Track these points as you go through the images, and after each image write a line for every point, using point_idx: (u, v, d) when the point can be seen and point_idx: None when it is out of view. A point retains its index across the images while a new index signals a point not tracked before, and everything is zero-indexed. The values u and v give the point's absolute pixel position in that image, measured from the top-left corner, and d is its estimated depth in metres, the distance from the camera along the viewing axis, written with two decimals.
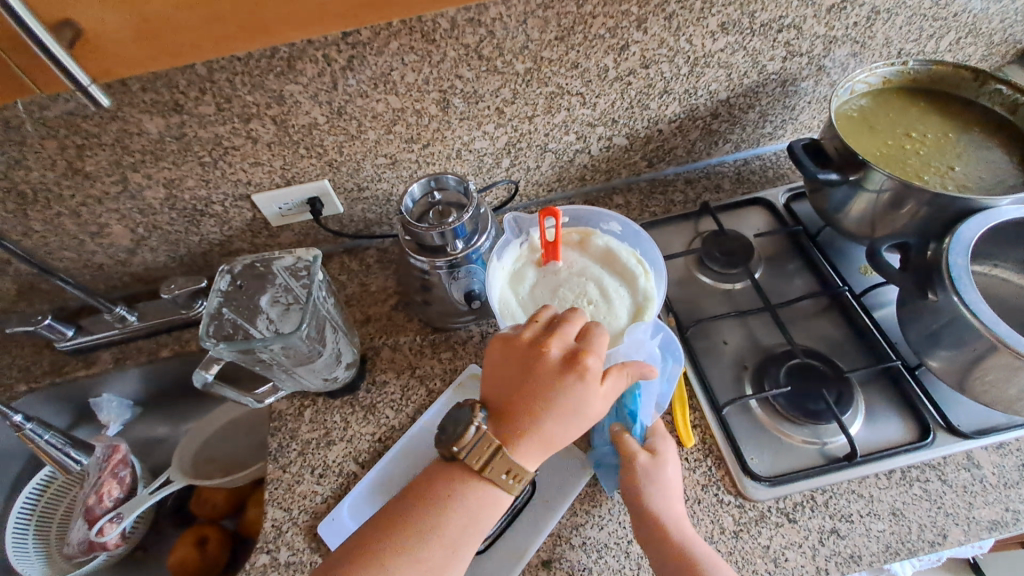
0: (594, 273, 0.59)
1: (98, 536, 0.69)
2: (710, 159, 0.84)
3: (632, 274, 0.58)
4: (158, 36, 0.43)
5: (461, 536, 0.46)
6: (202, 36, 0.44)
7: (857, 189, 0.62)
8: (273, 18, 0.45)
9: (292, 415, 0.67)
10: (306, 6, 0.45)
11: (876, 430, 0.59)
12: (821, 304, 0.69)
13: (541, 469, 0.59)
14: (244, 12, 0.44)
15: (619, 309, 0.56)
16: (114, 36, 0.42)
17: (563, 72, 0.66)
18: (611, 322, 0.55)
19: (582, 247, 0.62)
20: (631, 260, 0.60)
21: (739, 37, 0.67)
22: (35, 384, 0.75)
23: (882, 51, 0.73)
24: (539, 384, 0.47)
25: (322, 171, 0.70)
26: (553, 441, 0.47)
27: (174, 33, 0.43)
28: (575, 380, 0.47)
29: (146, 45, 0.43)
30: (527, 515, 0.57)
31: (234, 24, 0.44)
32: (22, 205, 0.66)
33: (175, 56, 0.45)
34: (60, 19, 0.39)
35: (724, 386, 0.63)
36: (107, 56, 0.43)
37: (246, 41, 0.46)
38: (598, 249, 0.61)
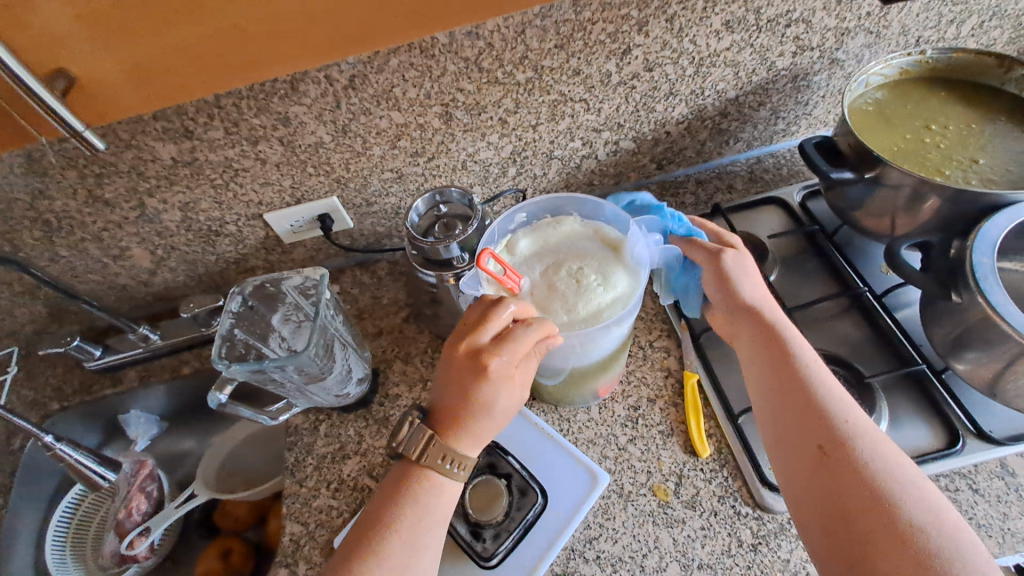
0: (556, 254, 0.57)
1: (130, 549, 0.71)
2: (721, 159, 0.83)
3: (570, 238, 0.59)
4: (151, 83, 0.50)
5: (419, 527, 0.47)
6: (193, 78, 0.51)
7: (872, 186, 0.60)
8: (263, 60, 0.51)
9: (308, 429, 0.68)
10: (295, 47, 0.51)
11: (901, 437, 0.57)
12: (841, 305, 0.67)
13: (552, 482, 0.59)
14: (236, 56, 0.50)
15: (605, 260, 0.56)
16: (110, 82, 0.49)
17: (565, 80, 0.65)
18: (609, 268, 0.55)
19: (519, 255, 0.58)
20: (556, 227, 0.60)
21: (745, 35, 0.65)
22: (67, 403, 0.78)
23: (899, 39, 0.70)
24: (452, 383, 0.50)
25: (330, 189, 0.71)
26: (485, 420, 0.50)
27: (166, 76, 0.50)
28: (469, 375, 0.49)
29: (141, 88, 0.50)
30: (539, 529, 0.56)
31: (225, 65, 0.51)
32: (48, 233, 0.68)
33: (167, 97, 0.52)
34: (55, 69, 0.46)
35: (740, 394, 0.61)
36: (105, 104, 0.50)
37: (239, 80, 0.52)
38: (530, 244, 0.59)
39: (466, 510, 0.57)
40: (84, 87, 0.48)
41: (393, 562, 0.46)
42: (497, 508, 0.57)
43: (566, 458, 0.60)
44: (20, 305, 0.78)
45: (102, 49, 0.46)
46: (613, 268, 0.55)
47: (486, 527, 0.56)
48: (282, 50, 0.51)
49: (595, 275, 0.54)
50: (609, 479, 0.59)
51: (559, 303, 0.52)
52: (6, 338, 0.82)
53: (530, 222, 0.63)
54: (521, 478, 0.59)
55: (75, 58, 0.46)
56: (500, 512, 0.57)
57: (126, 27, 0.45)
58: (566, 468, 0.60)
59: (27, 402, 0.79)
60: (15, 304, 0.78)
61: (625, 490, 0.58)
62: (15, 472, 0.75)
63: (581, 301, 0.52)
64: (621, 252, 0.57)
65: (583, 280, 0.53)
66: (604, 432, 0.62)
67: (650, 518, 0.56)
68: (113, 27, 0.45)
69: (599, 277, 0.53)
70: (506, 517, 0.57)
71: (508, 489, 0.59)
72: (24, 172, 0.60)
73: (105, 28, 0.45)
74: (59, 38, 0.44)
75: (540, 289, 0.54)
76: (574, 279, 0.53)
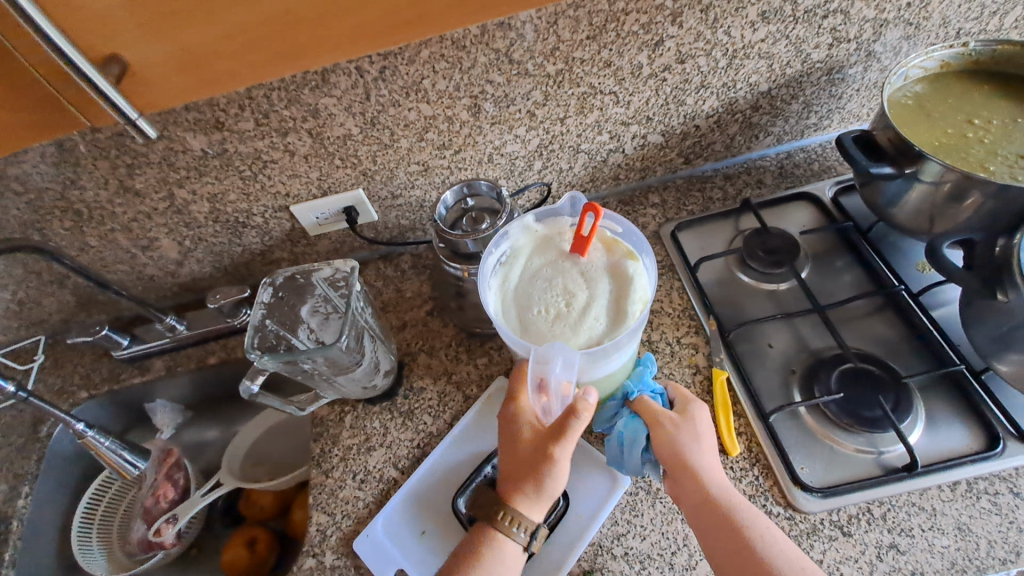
0: (592, 283, 0.53)
1: (156, 536, 0.72)
2: (751, 154, 0.81)
3: (614, 304, 0.52)
4: (199, 67, 0.53)
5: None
6: (240, 63, 0.54)
7: (911, 182, 0.58)
8: (307, 46, 0.54)
9: (333, 420, 0.68)
10: (341, 33, 0.54)
11: (939, 439, 0.56)
12: (874, 303, 0.66)
13: (573, 484, 0.59)
14: (282, 42, 0.53)
15: (580, 331, 0.50)
16: (160, 68, 0.52)
17: (595, 72, 0.64)
18: (561, 335, 0.50)
19: (611, 261, 0.55)
20: (631, 300, 0.52)
21: (781, 26, 0.64)
22: (95, 391, 0.79)
23: (939, 32, 0.68)
24: (527, 457, 0.52)
25: (356, 181, 0.71)
26: (552, 482, 0.52)
27: (213, 63, 0.53)
28: (554, 444, 0.51)
29: (188, 72, 0.53)
30: (562, 530, 0.56)
31: (271, 50, 0.54)
32: (79, 222, 0.69)
33: (212, 83, 0.55)
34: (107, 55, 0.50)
35: (771, 392, 0.60)
36: (153, 89, 0.54)
37: (284, 66, 0.55)
38: (621, 276, 0.53)
39: None
40: (135, 74, 0.52)
41: None
42: None
43: (586, 459, 0.60)
44: (50, 294, 0.79)
45: (153, 35, 0.49)
46: (570, 333, 0.50)
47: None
48: (325, 37, 0.54)
49: (549, 312, 0.52)
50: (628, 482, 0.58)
51: (536, 277, 0.54)
52: (34, 327, 0.84)
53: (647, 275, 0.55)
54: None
55: (127, 45, 0.50)
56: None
57: (179, 12, 0.48)
58: (586, 469, 0.59)
59: (55, 390, 0.80)
60: (44, 294, 0.79)
61: (653, 487, 0.58)
62: (42, 459, 0.75)
63: (533, 297, 0.52)
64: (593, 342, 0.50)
65: (547, 298, 0.52)
66: None
67: (679, 516, 0.56)
68: (166, 11, 0.48)
69: (553, 313, 0.51)
70: None
71: None
72: (57, 162, 0.61)
73: (158, 13, 0.48)
74: (113, 26, 0.48)
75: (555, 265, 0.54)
76: (546, 292, 0.52)
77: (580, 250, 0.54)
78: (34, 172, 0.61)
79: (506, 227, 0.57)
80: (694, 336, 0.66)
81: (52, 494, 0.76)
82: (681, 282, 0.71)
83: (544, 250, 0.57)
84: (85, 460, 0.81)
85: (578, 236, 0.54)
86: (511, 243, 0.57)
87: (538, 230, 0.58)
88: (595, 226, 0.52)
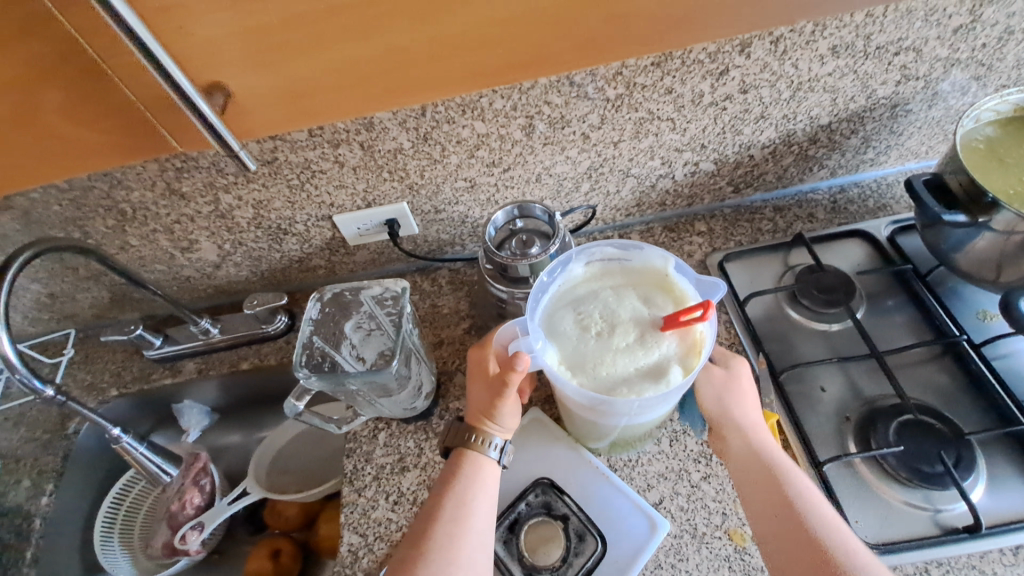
0: (641, 345, 0.47)
1: (182, 544, 0.71)
2: (802, 186, 0.79)
3: (625, 375, 0.46)
4: (301, 101, 0.56)
5: (466, 491, 0.51)
6: (343, 98, 0.56)
7: (981, 230, 0.57)
8: (411, 83, 0.56)
9: (366, 437, 0.67)
10: (445, 70, 0.56)
11: (1001, 500, 0.53)
12: (933, 351, 0.63)
13: (611, 528, 0.57)
14: (387, 79, 0.55)
15: (575, 353, 0.47)
16: (258, 96, 0.54)
17: (655, 98, 0.62)
18: (561, 342, 0.48)
19: (677, 355, 0.47)
20: (629, 386, 0.45)
21: (850, 61, 0.62)
22: (125, 390, 0.79)
23: (1011, 73, 0.66)
24: (480, 392, 0.54)
25: (401, 195, 0.70)
26: (509, 412, 0.54)
27: (317, 97, 0.55)
28: (498, 385, 0.52)
29: (294, 103, 0.56)
30: None
31: (378, 86, 0.56)
32: (122, 221, 0.69)
33: (312, 115, 0.57)
34: (214, 83, 0.52)
35: (824, 439, 0.58)
36: (251, 115, 0.56)
37: (384, 100, 0.57)
38: (653, 366, 0.46)
39: (520, 552, 0.55)
40: (237, 101, 0.54)
41: (453, 517, 0.49)
42: (554, 551, 0.55)
43: (624, 502, 0.58)
44: (84, 289, 0.79)
45: (261, 67, 0.51)
46: (572, 352, 0.48)
47: (543, 571, 0.54)
48: (421, 70, 0.55)
49: (578, 321, 0.49)
50: (669, 526, 0.56)
51: (612, 297, 0.50)
52: (65, 320, 0.83)
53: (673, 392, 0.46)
54: (580, 520, 0.57)
55: (231, 75, 0.52)
56: (556, 557, 0.55)
57: (290, 50, 0.51)
58: (624, 513, 0.57)
59: (85, 386, 0.79)
60: (79, 288, 0.79)
61: (698, 531, 0.56)
62: (67, 457, 0.75)
63: (592, 305, 0.50)
64: (568, 370, 0.47)
65: (598, 313, 0.49)
66: (676, 466, 0.60)
67: (726, 563, 0.54)
68: (277, 50, 0.50)
69: (581, 324, 0.49)
70: (562, 563, 0.55)
71: (565, 531, 0.56)
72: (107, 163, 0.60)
73: (267, 50, 0.50)
74: (218, 56, 0.50)
75: (635, 307, 0.49)
76: (604, 310, 0.49)
77: (666, 320, 0.47)
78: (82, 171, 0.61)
79: (645, 247, 0.53)
80: None
81: (76, 494, 0.75)
82: (729, 316, 0.69)
83: (657, 294, 0.51)
84: (110, 459, 0.81)
85: (676, 314, 0.46)
86: (641, 262, 0.53)
87: (673, 282, 0.51)
88: (695, 317, 0.45)
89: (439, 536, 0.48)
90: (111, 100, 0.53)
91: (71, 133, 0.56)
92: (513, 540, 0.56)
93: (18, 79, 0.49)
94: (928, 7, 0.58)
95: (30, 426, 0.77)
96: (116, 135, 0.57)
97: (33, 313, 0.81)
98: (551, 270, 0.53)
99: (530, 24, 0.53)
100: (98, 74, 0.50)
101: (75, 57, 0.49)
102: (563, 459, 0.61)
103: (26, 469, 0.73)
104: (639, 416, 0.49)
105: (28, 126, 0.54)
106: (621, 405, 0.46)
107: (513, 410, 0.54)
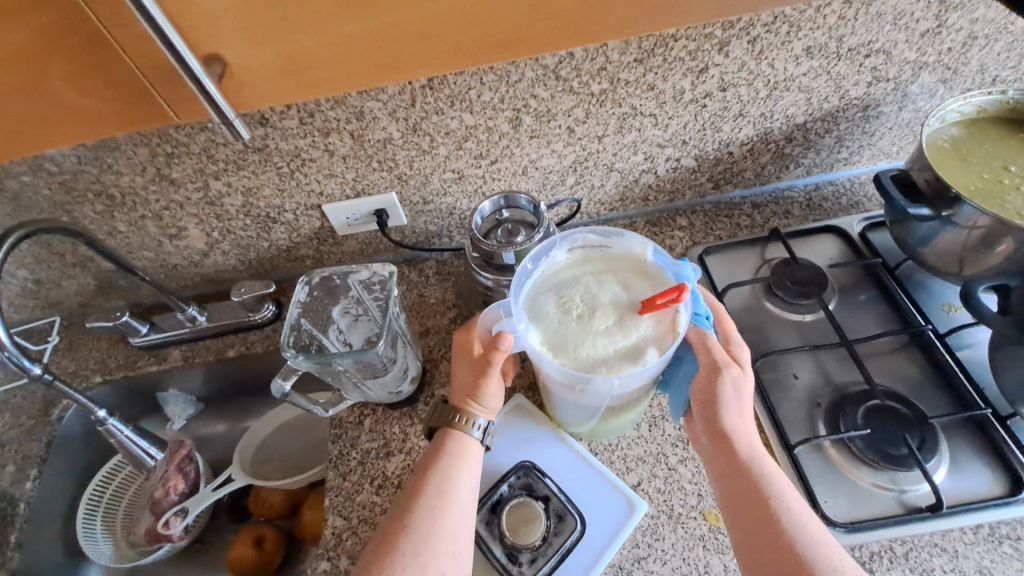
0: (620, 328, 0.49)
1: (165, 529, 0.72)
2: (780, 184, 0.82)
3: (605, 356, 0.48)
4: (299, 75, 0.56)
5: (449, 469, 0.52)
6: (341, 73, 0.56)
7: (945, 224, 0.59)
8: (407, 60, 0.57)
9: (352, 422, 0.68)
10: (441, 48, 0.56)
11: (962, 481, 0.56)
12: (900, 341, 0.66)
13: (590, 509, 0.58)
14: (381, 63, 0.56)
15: (557, 335, 0.49)
16: (255, 70, 0.55)
17: (638, 93, 0.65)
18: (544, 325, 0.50)
19: (655, 337, 0.49)
20: (608, 366, 0.47)
21: (824, 62, 0.65)
22: (110, 376, 0.79)
23: (976, 77, 0.70)
24: (465, 374, 0.56)
25: (389, 185, 0.71)
26: (493, 393, 0.55)
27: (313, 71, 0.56)
28: (482, 366, 0.53)
29: (290, 78, 0.56)
30: (577, 556, 0.56)
31: (374, 62, 0.56)
32: (111, 207, 0.69)
33: (312, 89, 0.58)
34: (212, 54, 0.52)
35: (796, 424, 0.61)
36: (248, 89, 0.56)
37: (380, 76, 0.58)
38: (631, 348, 0.48)
39: (501, 532, 0.56)
40: (237, 74, 0.55)
41: (437, 493, 0.50)
42: (534, 531, 0.56)
43: (603, 483, 0.60)
44: (70, 276, 0.79)
45: (253, 42, 0.52)
46: (554, 334, 0.49)
47: (523, 550, 0.56)
48: (412, 55, 0.56)
49: (560, 305, 0.51)
50: (646, 507, 0.58)
51: (593, 282, 0.52)
52: (50, 307, 0.83)
53: (650, 372, 0.48)
54: (560, 501, 0.58)
55: (231, 47, 0.52)
56: (537, 536, 0.56)
57: (290, 21, 0.51)
58: (603, 494, 0.59)
59: (69, 372, 0.79)
60: (65, 275, 0.79)
61: (675, 512, 0.58)
62: (51, 442, 0.75)
63: (573, 290, 0.51)
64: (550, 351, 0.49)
65: (580, 297, 0.51)
66: (654, 450, 0.62)
67: (701, 542, 0.56)
68: (276, 21, 0.51)
69: (563, 307, 0.50)
70: (542, 542, 0.56)
71: (545, 511, 0.58)
72: (97, 147, 0.61)
73: (268, 22, 0.51)
74: (218, 26, 0.50)
75: (615, 291, 0.51)
76: (585, 294, 0.51)
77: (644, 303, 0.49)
78: (73, 154, 0.61)
79: (624, 234, 0.55)
80: None
81: (58, 480, 0.75)
82: None
83: (636, 280, 0.53)
84: (93, 446, 0.81)
85: (653, 298, 0.48)
86: (621, 249, 0.55)
87: (652, 268, 0.53)
88: (671, 300, 0.46)
89: (423, 512, 0.49)
90: (114, 70, 0.53)
91: (73, 105, 0.56)
92: (495, 520, 0.57)
93: (19, 47, 0.49)
94: (896, 12, 0.60)
95: (13, 412, 0.76)
96: (113, 112, 0.57)
97: (18, 299, 0.80)
98: (535, 256, 0.55)
99: (521, 15, 0.55)
100: (101, 43, 0.50)
101: (79, 25, 0.49)
102: (545, 443, 0.63)
103: (9, 455, 0.73)
104: (618, 396, 0.50)
105: (29, 96, 0.54)
106: (600, 385, 0.48)
107: (498, 392, 0.56)
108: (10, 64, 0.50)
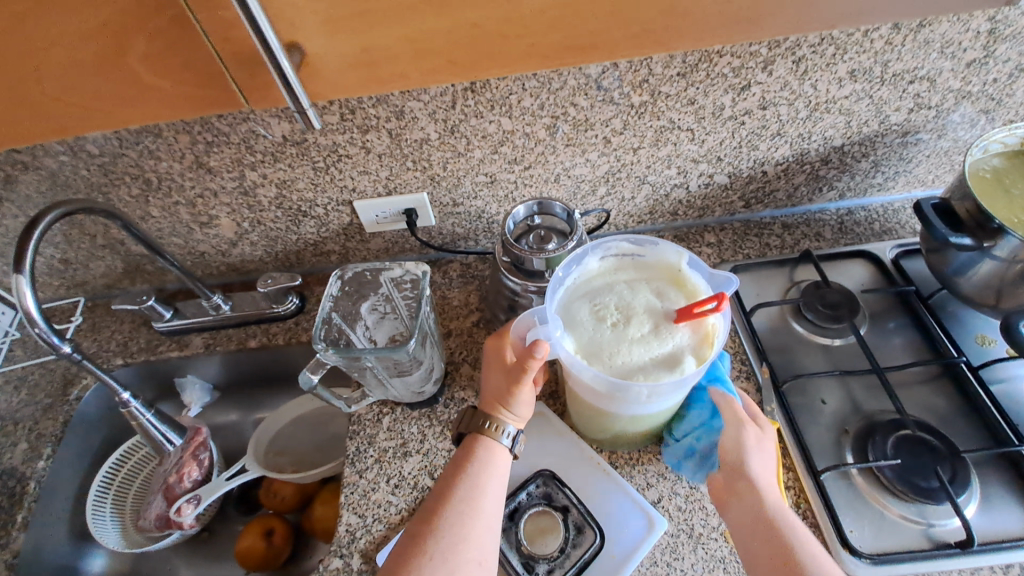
0: (656, 336, 0.48)
1: (177, 516, 0.71)
2: (810, 206, 0.82)
3: (640, 364, 0.47)
4: (369, 67, 0.55)
5: (480, 474, 0.52)
6: (411, 66, 0.56)
7: (985, 255, 0.59)
8: (472, 58, 0.56)
9: (371, 420, 0.68)
10: (510, 48, 0.55)
11: (993, 518, 0.55)
12: (932, 372, 0.65)
13: (610, 522, 0.57)
14: (452, 53, 0.55)
15: (592, 341, 0.49)
16: (330, 62, 0.54)
17: (677, 107, 0.64)
18: (578, 330, 0.49)
19: (691, 346, 0.48)
20: (645, 373, 0.46)
21: (867, 85, 0.64)
22: (130, 359, 0.79)
23: (1018, 110, 0.69)
24: (496, 381, 0.55)
25: (422, 185, 0.72)
26: (524, 401, 0.55)
27: (383, 63, 0.55)
28: (516, 373, 0.53)
29: (362, 72, 0.56)
30: (595, 570, 0.55)
31: (442, 59, 0.56)
32: (146, 191, 0.70)
33: (379, 84, 0.57)
34: (291, 43, 0.52)
35: (823, 449, 0.60)
36: (321, 81, 0.56)
37: (431, 78, 0.57)
38: (667, 357, 0.47)
39: (519, 540, 0.56)
40: (310, 64, 0.54)
41: (465, 498, 0.50)
42: (552, 542, 0.56)
43: (623, 500, 0.58)
44: (99, 258, 0.79)
45: (334, 31, 0.51)
46: (588, 340, 0.49)
47: (540, 561, 0.55)
48: (485, 54, 0.56)
49: (595, 310, 0.50)
50: (667, 525, 0.57)
51: (627, 289, 0.52)
52: (76, 288, 0.84)
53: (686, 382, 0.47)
54: (579, 513, 0.58)
55: (309, 35, 0.51)
56: (554, 547, 0.55)
57: (364, 16, 0.51)
58: (624, 509, 0.58)
59: (91, 353, 0.80)
60: (94, 257, 0.79)
61: (695, 532, 0.57)
62: (68, 422, 0.75)
63: (607, 296, 0.51)
64: (584, 358, 0.48)
65: (614, 304, 0.50)
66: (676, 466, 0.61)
67: (721, 565, 0.55)
68: (353, 14, 0.50)
69: (597, 313, 0.50)
70: (560, 554, 0.55)
71: (564, 523, 0.57)
72: (139, 132, 0.61)
73: (345, 13, 0.50)
74: (300, 16, 0.50)
75: (650, 299, 0.51)
76: (619, 301, 0.51)
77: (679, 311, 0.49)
78: (114, 137, 0.62)
79: (658, 243, 0.55)
80: (744, 382, 0.65)
81: (71, 459, 0.75)
82: (735, 325, 0.70)
83: (670, 290, 0.52)
84: (106, 428, 0.81)
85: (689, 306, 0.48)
86: (653, 258, 0.55)
87: (686, 276, 0.53)
88: (710, 306, 0.46)
89: (450, 516, 0.49)
90: (191, 55, 0.52)
91: (141, 83, 0.54)
92: (512, 528, 0.57)
93: (105, 21, 0.49)
94: (944, 40, 0.60)
95: (33, 389, 0.77)
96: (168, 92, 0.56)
97: (44, 277, 0.81)
98: (568, 263, 0.54)
99: (590, 18, 0.54)
100: (185, 27, 0.50)
101: (167, 4, 0.48)
102: (565, 453, 0.62)
103: (25, 433, 0.73)
104: (651, 406, 0.50)
105: (93, 76, 0.53)
106: (636, 393, 0.47)
107: (530, 400, 0.56)
108: (93, 38, 0.50)
